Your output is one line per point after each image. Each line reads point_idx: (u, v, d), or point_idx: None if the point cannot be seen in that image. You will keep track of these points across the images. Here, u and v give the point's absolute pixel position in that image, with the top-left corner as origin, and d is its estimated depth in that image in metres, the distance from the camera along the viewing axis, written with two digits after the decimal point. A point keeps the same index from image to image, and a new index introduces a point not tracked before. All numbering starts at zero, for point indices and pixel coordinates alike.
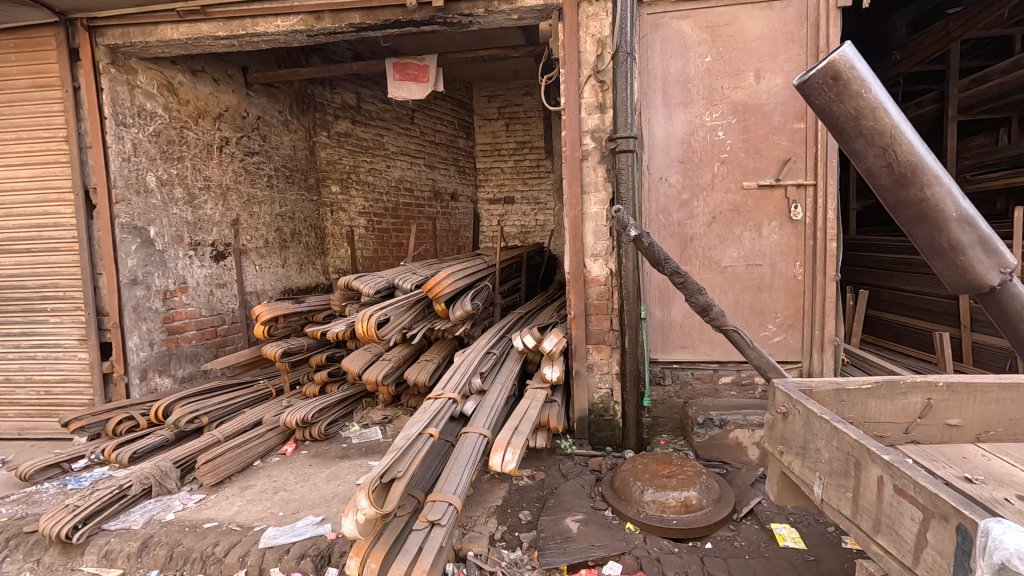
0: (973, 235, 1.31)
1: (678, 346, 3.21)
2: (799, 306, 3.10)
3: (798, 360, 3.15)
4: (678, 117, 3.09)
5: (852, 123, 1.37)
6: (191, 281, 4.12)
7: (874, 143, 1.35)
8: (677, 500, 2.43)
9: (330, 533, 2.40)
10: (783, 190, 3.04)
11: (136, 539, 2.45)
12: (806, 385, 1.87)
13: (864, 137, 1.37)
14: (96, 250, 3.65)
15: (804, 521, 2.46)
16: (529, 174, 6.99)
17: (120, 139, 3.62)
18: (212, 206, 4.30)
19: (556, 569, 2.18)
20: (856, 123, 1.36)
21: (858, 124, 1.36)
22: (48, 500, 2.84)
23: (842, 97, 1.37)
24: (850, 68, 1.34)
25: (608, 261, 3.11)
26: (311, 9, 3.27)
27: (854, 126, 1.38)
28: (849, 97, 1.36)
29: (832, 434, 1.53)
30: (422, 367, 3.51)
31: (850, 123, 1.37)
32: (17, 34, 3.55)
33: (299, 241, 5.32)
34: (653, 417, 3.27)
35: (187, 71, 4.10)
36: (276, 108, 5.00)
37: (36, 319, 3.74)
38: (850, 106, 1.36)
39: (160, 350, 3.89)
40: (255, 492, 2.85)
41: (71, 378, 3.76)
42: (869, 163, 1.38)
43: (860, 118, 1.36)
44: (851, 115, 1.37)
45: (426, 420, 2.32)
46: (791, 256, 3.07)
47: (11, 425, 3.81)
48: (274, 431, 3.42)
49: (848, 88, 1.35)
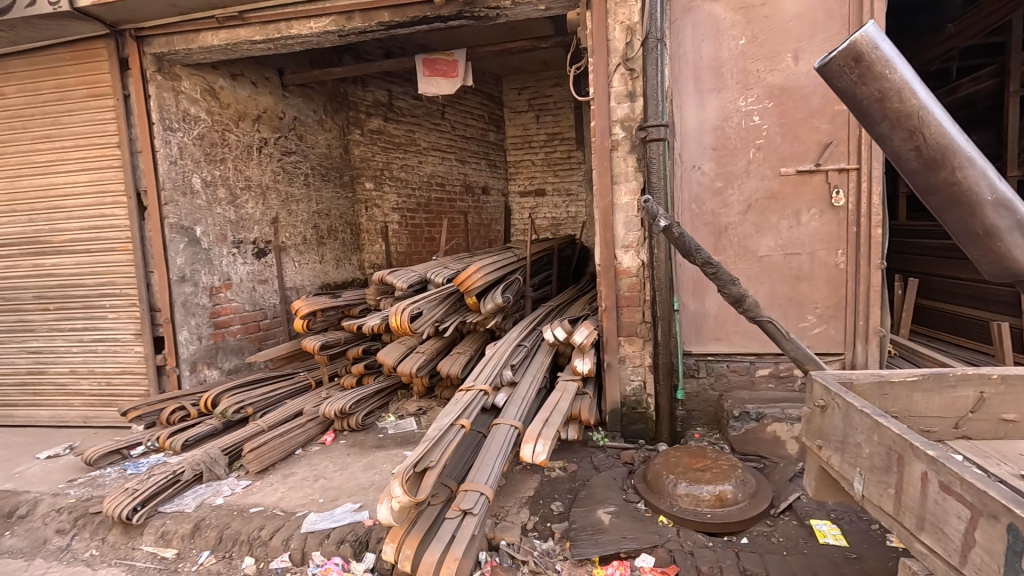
0: (1010, 219, 1.33)
1: (713, 338, 3.15)
2: (841, 296, 2.99)
3: (841, 352, 3.03)
4: (711, 103, 3.01)
5: (877, 106, 1.42)
6: (234, 277, 4.31)
7: (900, 126, 1.40)
8: (712, 494, 2.40)
9: (367, 520, 2.48)
10: (823, 175, 2.92)
11: (189, 522, 2.61)
12: (846, 377, 1.80)
13: (890, 119, 1.41)
14: (147, 250, 3.86)
15: (846, 518, 2.38)
16: (560, 165, 6.96)
17: (167, 143, 3.81)
18: (252, 205, 4.47)
19: (588, 560, 2.19)
20: (882, 105, 1.41)
21: (883, 107, 1.41)
22: (111, 483, 3.04)
23: (866, 79, 1.41)
24: (873, 50, 1.39)
25: (640, 252, 3.07)
26: (342, 10, 3.34)
27: (879, 109, 1.42)
28: (872, 79, 1.40)
29: (873, 428, 1.48)
30: (454, 359, 3.57)
31: (875, 105, 1.41)
32: (73, 47, 3.77)
33: (335, 237, 5.47)
34: (687, 410, 3.22)
35: (228, 75, 4.27)
36: (311, 108, 5.14)
37: (96, 315, 3.99)
38: (874, 89, 1.41)
39: (207, 344, 4.10)
40: (297, 479, 2.97)
41: (128, 370, 3.99)
42: (897, 146, 1.43)
43: (885, 101, 1.40)
44: (876, 97, 1.41)
45: (458, 411, 2.36)
46: (832, 244, 2.96)
47: (76, 414, 4.09)
48: (314, 421, 3.54)
49: (871, 69, 1.40)
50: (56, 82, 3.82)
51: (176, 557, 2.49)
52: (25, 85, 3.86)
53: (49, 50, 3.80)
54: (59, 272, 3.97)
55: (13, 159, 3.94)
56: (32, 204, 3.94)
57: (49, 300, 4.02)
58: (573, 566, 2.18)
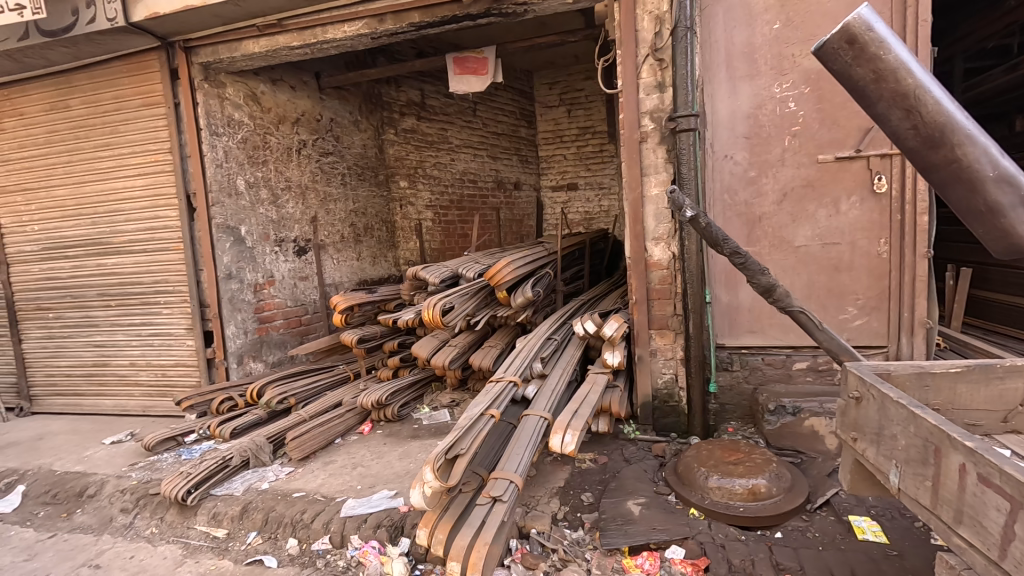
0: (1014, 195, 1.30)
1: (747, 331, 3.09)
2: (884, 287, 2.88)
3: (884, 345, 2.92)
4: (744, 91, 2.94)
5: (873, 86, 1.38)
6: (277, 274, 4.51)
7: (896, 106, 1.36)
8: (745, 487, 2.36)
9: (402, 506, 2.58)
10: (863, 162, 2.81)
11: (238, 504, 2.77)
12: (884, 368, 1.74)
13: (886, 99, 1.37)
14: (197, 249, 4.08)
15: (887, 515, 2.31)
16: (592, 159, 6.95)
17: (213, 147, 4.02)
18: (293, 205, 4.66)
19: (618, 550, 2.21)
20: (877, 85, 1.36)
21: (879, 87, 1.36)
22: (167, 468, 3.26)
23: (861, 61, 1.37)
24: (866, 31, 1.35)
25: (670, 245, 3.04)
26: (375, 13, 3.44)
27: (875, 89, 1.38)
28: (867, 60, 1.36)
29: (909, 420, 1.44)
30: (486, 353, 3.64)
31: (871, 86, 1.37)
32: (129, 60, 4.02)
33: (371, 234, 5.62)
34: (720, 404, 3.17)
35: (268, 81, 4.46)
36: (347, 110, 5.30)
37: (153, 310, 4.25)
38: (869, 69, 1.36)
39: (252, 338, 4.31)
40: (337, 466, 3.10)
41: (181, 363, 4.25)
42: (894, 126, 1.39)
43: (881, 81, 1.36)
44: (872, 78, 1.37)
45: (487, 402, 2.42)
46: (874, 232, 2.85)
47: (137, 403, 4.39)
48: (352, 412, 3.68)
49: (866, 50, 1.36)
50: (114, 93, 4.08)
51: (227, 537, 2.65)
52: (87, 97, 4.14)
53: (107, 64, 4.06)
54: (120, 271, 4.26)
55: (77, 167, 4.24)
56: (95, 208, 4.24)
57: (111, 297, 4.31)
58: (603, 555, 2.20)
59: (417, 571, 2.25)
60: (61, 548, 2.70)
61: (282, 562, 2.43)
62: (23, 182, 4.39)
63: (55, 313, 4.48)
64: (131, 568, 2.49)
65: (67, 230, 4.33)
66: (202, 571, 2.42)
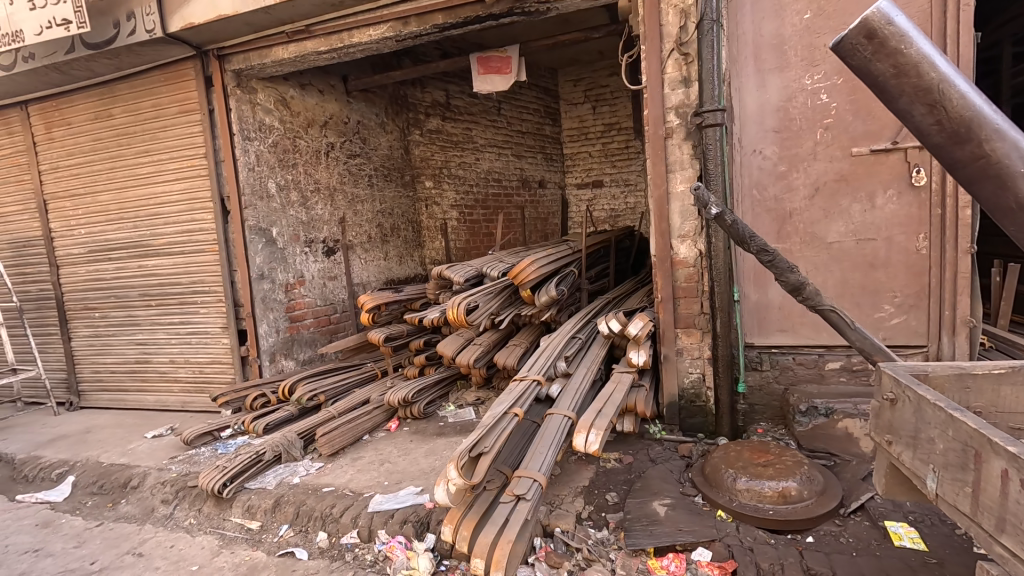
0: None
1: (777, 329, 3.02)
2: (924, 284, 2.76)
3: (923, 345, 2.81)
4: (773, 83, 2.87)
5: (893, 82, 1.27)
6: (307, 274, 4.62)
7: (919, 101, 1.25)
8: (774, 490, 2.31)
9: (428, 502, 2.61)
10: (901, 154, 2.70)
11: (270, 498, 2.86)
12: (920, 368, 1.68)
13: (908, 95, 1.26)
14: (231, 251, 4.22)
15: (926, 521, 2.22)
16: (617, 156, 6.91)
17: (246, 151, 4.14)
18: (322, 206, 4.77)
19: (643, 551, 2.19)
20: (898, 80, 1.25)
21: (900, 83, 1.25)
22: (204, 461, 3.39)
23: (880, 55, 1.26)
24: (886, 24, 1.24)
25: (697, 242, 2.99)
26: (399, 16, 3.49)
27: (896, 84, 1.27)
28: (887, 54, 1.25)
29: (947, 423, 1.38)
30: (510, 352, 3.65)
31: (891, 82, 1.26)
32: (167, 69, 4.18)
33: (398, 234, 5.70)
34: (749, 404, 3.10)
35: (298, 86, 4.58)
36: (374, 112, 5.39)
37: (190, 309, 4.42)
38: (889, 64, 1.25)
39: (284, 336, 4.43)
40: (365, 462, 3.17)
41: (217, 360, 4.40)
42: (917, 122, 1.28)
43: (902, 76, 1.25)
44: (892, 73, 1.26)
45: (511, 400, 2.42)
46: (912, 227, 2.74)
47: (176, 399, 4.57)
48: (379, 409, 3.75)
49: (886, 45, 1.25)
50: (153, 101, 4.25)
51: (260, 529, 2.75)
52: (128, 106, 4.32)
53: (147, 74, 4.23)
54: (160, 272, 4.44)
55: (120, 173, 4.43)
56: (137, 212, 4.43)
57: (151, 297, 4.50)
58: (628, 556, 2.19)
59: (442, 567, 2.28)
60: (107, 536, 2.84)
61: (312, 554, 2.50)
62: (70, 188, 4.62)
63: (101, 312, 4.71)
64: (172, 557, 2.60)
65: (111, 233, 4.54)
66: (237, 562, 2.51)
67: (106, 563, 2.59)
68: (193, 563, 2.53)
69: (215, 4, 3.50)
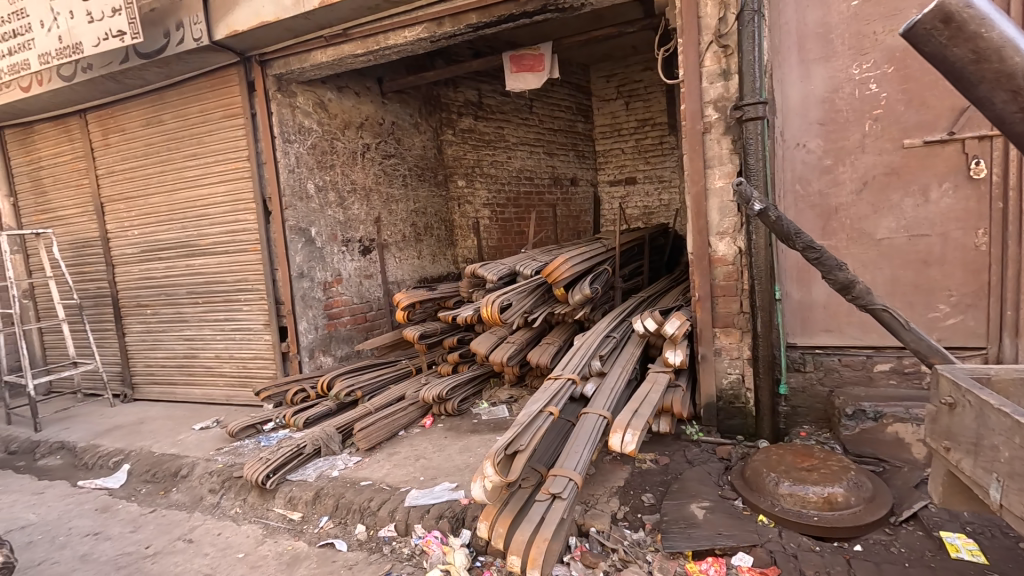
0: None
1: (821, 329, 2.92)
2: (983, 283, 2.61)
3: (982, 347, 2.66)
4: (818, 74, 2.76)
5: (972, 69, 1.05)
6: (344, 273, 4.74)
7: (1003, 88, 1.04)
8: (819, 495, 2.23)
9: (464, 498, 2.64)
10: (958, 145, 2.56)
11: (311, 490, 2.94)
12: (982, 371, 1.59)
13: (989, 82, 1.05)
14: (272, 250, 4.37)
15: (986, 533, 2.10)
16: (651, 152, 6.80)
17: (287, 154, 4.27)
18: (358, 206, 4.87)
19: (681, 554, 2.15)
20: (979, 68, 1.04)
21: (981, 70, 1.04)
22: (249, 453, 3.52)
23: (957, 40, 1.04)
24: (964, 5, 1.02)
25: (737, 239, 2.91)
26: (434, 17, 3.52)
27: (976, 72, 1.05)
28: (966, 39, 1.03)
29: (1014, 430, 1.29)
30: (544, 350, 3.64)
31: (971, 70, 1.05)
32: (212, 76, 4.34)
33: (431, 234, 5.76)
34: (791, 406, 3.00)
35: (335, 89, 4.69)
36: (408, 113, 5.46)
37: (234, 307, 4.59)
38: (968, 49, 1.04)
39: (323, 333, 4.55)
40: (400, 458, 3.23)
41: (260, 356, 4.56)
42: (999, 112, 1.07)
43: (983, 62, 1.04)
44: (972, 59, 1.04)
45: (546, 399, 2.42)
46: (971, 223, 2.59)
47: (221, 393, 4.75)
48: (414, 405, 3.81)
49: (964, 28, 1.03)
50: (199, 107, 4.43)
51: (302, 520, 2.83)
52: (177, 112, 4.52)
53: (193, 81, 4.40)
54: (206, 271, 4.63)
55: (170, 176, 4.64)
56: (185, 213, 4.63)
57: (198, 294, 4.70)
58: (665, 558, 2.15)
59: (478, 562, 2.31)
60: (160, 522, 2.98)
61: (351, 546, 2.57)
62: (125, 191, 4.86)
63: (152, 309, 4.94)
64: (219, 544, 2.71)
65: (162, 234, 4.76)
66: (281, 551, 2.59)
67: (159, 547, 2.72)
68: (239, 551, 2.63)
69: (257, 12, 3.63)
